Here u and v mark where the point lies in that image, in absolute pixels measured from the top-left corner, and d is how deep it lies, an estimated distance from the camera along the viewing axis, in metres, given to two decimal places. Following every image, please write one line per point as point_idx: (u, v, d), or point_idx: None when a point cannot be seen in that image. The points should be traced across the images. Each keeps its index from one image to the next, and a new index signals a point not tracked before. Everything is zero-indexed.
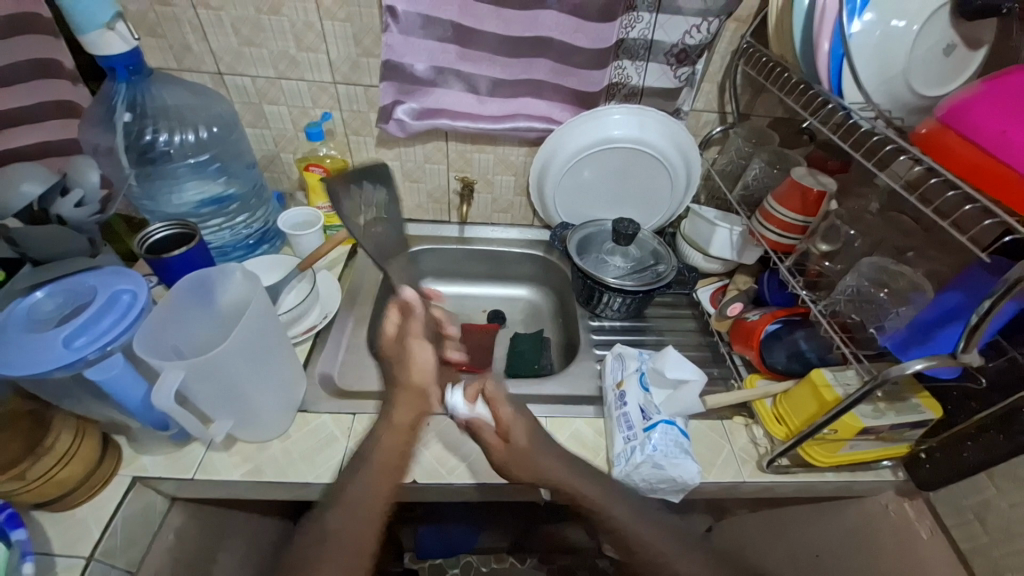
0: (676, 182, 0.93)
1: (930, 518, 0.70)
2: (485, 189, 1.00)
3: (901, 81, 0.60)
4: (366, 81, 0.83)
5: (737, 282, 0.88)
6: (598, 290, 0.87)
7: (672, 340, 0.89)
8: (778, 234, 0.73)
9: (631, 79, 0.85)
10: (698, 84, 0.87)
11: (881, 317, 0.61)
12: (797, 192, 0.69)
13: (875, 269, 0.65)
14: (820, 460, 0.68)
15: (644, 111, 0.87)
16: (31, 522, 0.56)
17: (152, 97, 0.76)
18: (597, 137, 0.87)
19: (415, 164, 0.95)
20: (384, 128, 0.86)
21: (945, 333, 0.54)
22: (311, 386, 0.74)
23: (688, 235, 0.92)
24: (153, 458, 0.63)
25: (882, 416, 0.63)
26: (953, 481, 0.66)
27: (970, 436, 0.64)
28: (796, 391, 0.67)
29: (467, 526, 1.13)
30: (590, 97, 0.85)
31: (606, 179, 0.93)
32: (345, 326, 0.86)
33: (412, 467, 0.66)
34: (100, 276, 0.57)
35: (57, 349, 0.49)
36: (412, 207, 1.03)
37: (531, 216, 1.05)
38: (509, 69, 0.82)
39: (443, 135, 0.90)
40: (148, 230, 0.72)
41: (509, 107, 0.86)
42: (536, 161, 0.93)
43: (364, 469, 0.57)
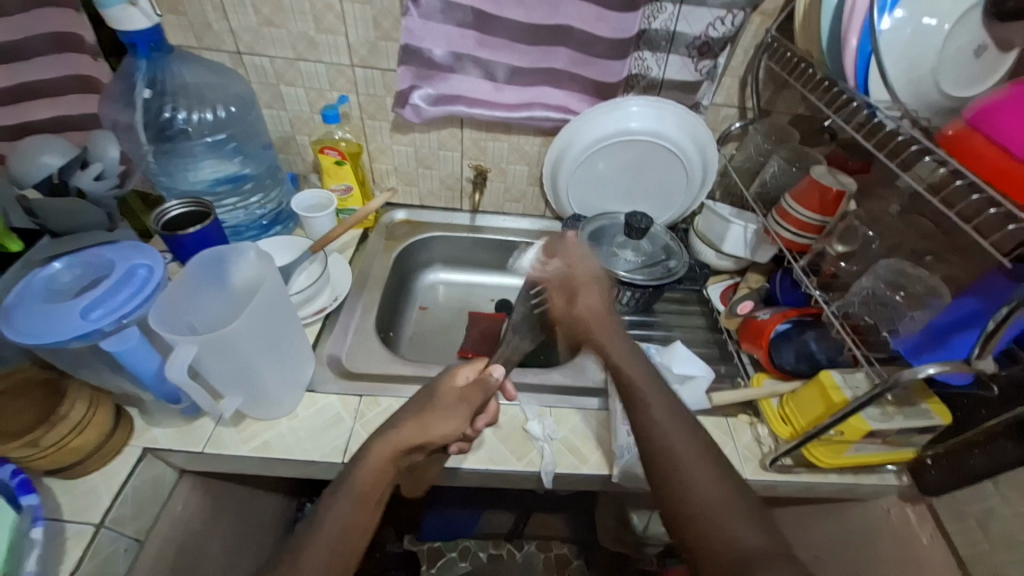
0: (691, 177, 0.92)
1: (930, 523, 0.69)
2: (497, 178, 1.00)
3: (928, 81, 0.58)
4: (384, 65, 0.83)
5: (749, 281, 0.87)
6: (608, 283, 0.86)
7: (679, 336, 0.89)
8: (793, 233, 0.72)
9: (650, 71, 0.83)
10: (719, 78, 0.85)
11: (894, 320, 0.61)
12: (815, 191, 0.68)
13: (892, 272, 0.64)
14: (823, 460, 0.67)
15: (662, 104, 0.85)
16: (45, 487, 0.58)
17: (172, 74, 0.77)
18: (613, 129, 0.86)
19: (429, 151, 0.95)
20: (400, 113, 0.86)
21: (960, 339, 0.54)
22: (320, 367, 0.74)
23: (700, 231, 0.92)
24: (164, 431, 0.64)
25: (890, 420, 0.63)
26: (959, 487, 0.66)
27: (979, 443, 0.63)
28: (804, 392, 0.67)
29: (468, 510, 1.15)
30: (608, 89, 0.84)
31: (620, 171, 0.92)
32: (355, 309, 0.86)
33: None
34: (118, 250, 0.58)
35: (74, 319, 0.50)
36: (424, 194, 1.03)
37: (543, 206, 1.05)
38: (527, 57, 0.81)
39: (458, 122, 0.90)
40: (165, 206, 0.73)
41: (525, 96, 0.86)
42: (550, 152, 0.93)
43: None
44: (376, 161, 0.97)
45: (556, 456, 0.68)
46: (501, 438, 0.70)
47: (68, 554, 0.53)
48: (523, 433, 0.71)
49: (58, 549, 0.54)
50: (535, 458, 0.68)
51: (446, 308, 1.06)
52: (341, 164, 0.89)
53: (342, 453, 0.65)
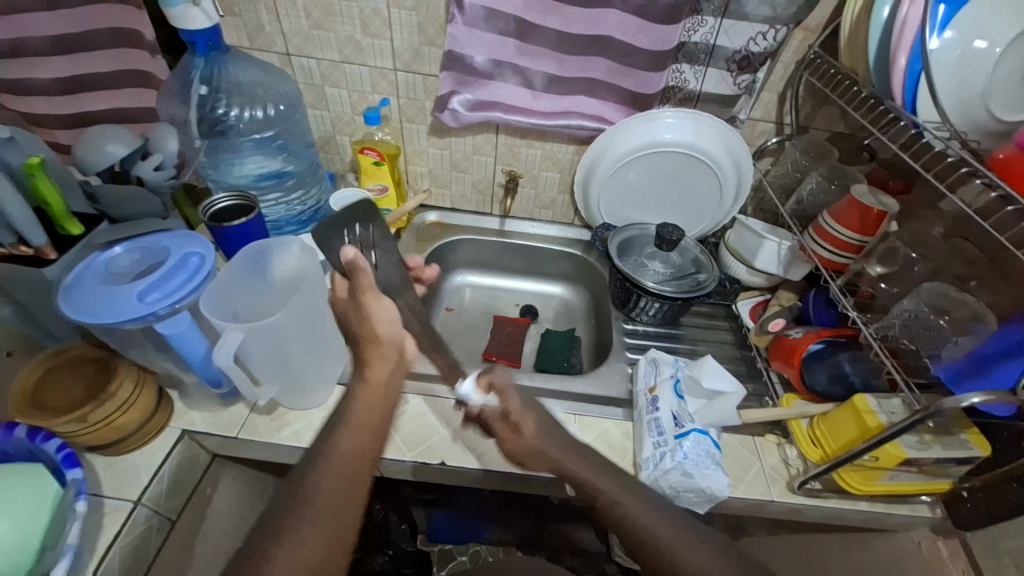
0: (725, 190, 0.91)
1: (963, 560, 0.66)
2: (529, 184, 1.01)
3: (979, 104, 0.57)
4: (425, 70, 0.85)
5: (780, 298, 0.85)
6: (635, 293, 0.86)
7: (705, 351, 0.88)
8: (830, 252, 0.71)
9: (688, 83, 0.84)
10: (758, 93, 0.85)
11: (937, 346, 0.58)
12: (856, 210, 0.68)
13: (936, 295, 0.61)
14: (855, 487, 0.65)
15: (699, 117, 0.85)
16: (87, 462, 0.60)
17: (227, 73, 0.80)
18: (648, 140, 0.86)
19: (463, 155, 0.97)
20: (438, 117, 0.88)
21: (1006, 369, 0.52)
22: (350, 362, 0.76)
23: (732, 245, 0.91)
24: (201, 414, 0.67)
25: (927, 448, 0.61)
26: (995, 522, 0.63)
27: (1018, 478, 0.61)
28: (837, 415, 0.66)
29: (480, 514, 1.14)
30: (644, 100, 0.84)
31: (652, 182, 0.92)
32: (384, 308, 0.88)
33: (441, 448, 0.68)
34: (172, 238, 0.61)
35: (131, 301, 0.52)
36: (455, 197, 1.05)
37: (572, 214, 1.05)
38: (565, 66, 0.82)
39: (494, 128, 0.91)
40: (213, 199, 0.76)
41: (562, 104, 0.86)
42: (583, 161, 0.93)
43: (373, 433, 0.55)
44: (412, 163, 0.99)
45: None
46: None
47: (106, 528, 0.56)
48: None
49: (97, 524, 0.56)
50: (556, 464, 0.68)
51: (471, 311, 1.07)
52: (379, 165, 0.92)
53: None
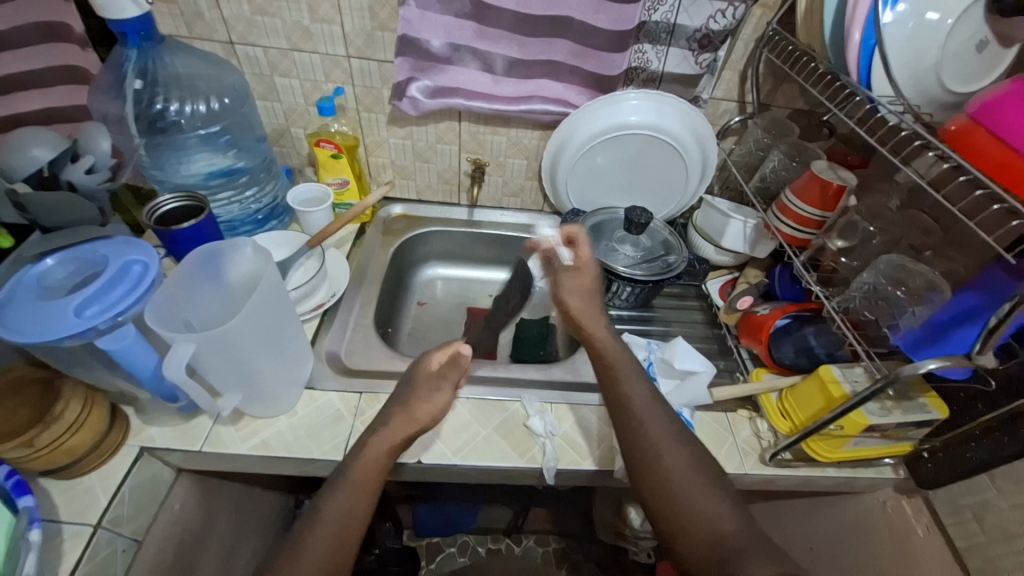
0: (691, 170, 0.91)
1: (926, 516, 0.70)
2: (496, 172, 0.99)
3: (932, 76, 0.58)
4: (380, 56, 0.82)
5: (747, 276, 0.88)
6: (607, 278, 0.87)
7: (678, 331, 0.89)
8: (793, 228, 0.72)
9: (650, 64, 0.83)
10: (719, 71, 0.85)
11: (896, 315, 0.60)
12: (817, 185, 0.68)
13: (893, 267, 0.63)
14: (824, 455, 0.68)
15: (662, 97, 0.85)
16: (39, 489, 0.57)
17: (164, 65, 0.75)
18: (613, 123, 0.85)
19: (426, 144, 0.94)
20: (397, 105, 0.85)
21: (960, 334, 0.54)
22: (318, 364, 0.73)
23: (699, 225, 0.91)
24: (161, 429, 0.64)
25: (889, 414, 0.63)
26: (954, 480, 0.66)
27: (975, 436, 0.64)
28: (803, 387, 0.67)
29: (466, 505, 1.14)
30: (608, 82, 0.83)
31: (618, 165, 0.92)
32: (353, 304, 0.85)
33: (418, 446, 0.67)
34: (111, 246, 0.57)
35: (68, 317, 0.49)
36: (421, 188, 1.02)
37: (542, 201, 1.04)
38: (526, 49, 0.80)
39: (457, 115, 0.89)
40: (157, 201, 0.71)
41: (524, 88, 0.84)
42: (549, 146, 0.92)
43: None
44: (373, 155, 0.95)
45: (556, 452, 0.68)
46: (504, 434, 0.70)
47: (66, 555, 0.52)
48: (525, 428, 0.71)
49: (55, 551, 0.52)
50: (538, 455, 0.68)
51: (444, 303, 1.05)
52: (337, 157, 0.88)
53: (341, 450, 0.64)
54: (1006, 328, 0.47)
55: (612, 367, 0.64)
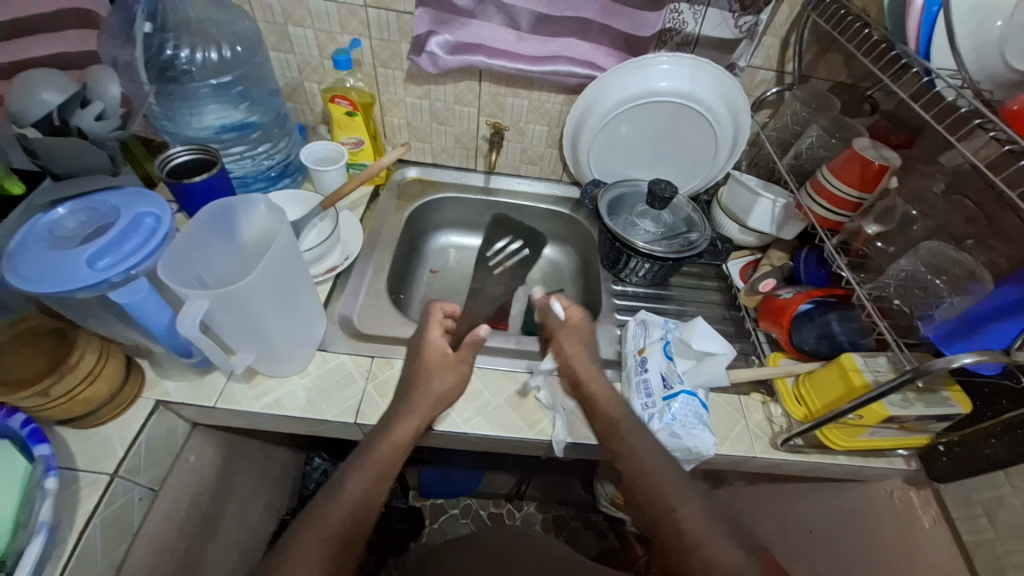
0: (721, 144, 0.87)
1: (934, 509, 0.70)
2: (515, 138, 0.95)
3: (994, 52, 0.53)
4: (399, 6, 0.77)
5: (770, 257, 0.85)
6: (625, 253, 0.85)
7: (693, 311, 0.88)
8: (826, 210, 0.68)
9: (686, 26, 0.78)
10: (759, 37, 0.79)
11: (931, 305, 0.58)
12: (857, 164, 0.64)
13: (935, 255, 0.60)
14: (838, 443, 0.67)
15: (697, 63, 0.80)
16: (57, 437, 0.58)
17: (173, 7, 0.72)
18: (642, 89, 0.81)
19: (444, 105, 0.90)
20: (415, 61, 0.81)
21: (998, 328, 0.51)
22: (330, 328, 0.73)
23: (725, 203, 0.88)
24: (175, 384, 0.64)
25: (910, 406, 0.61)
26: (968, 476, 0.65)
27: (996, 433, 0.62)
28: (822, 373, 0.66)
29: (470, 471, 1.16)
30: (639, 44, 0.79)
31: (643, 135, 0.87)
32: (366, 268, 0.84)
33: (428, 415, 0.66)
34: (122, 197, 0.55)
35: (82, 267, 0.48)
36: (437, 151, 0.99)
37: (561, 170, 1.01)
38: (554, 4, 0.76)
39: (477, 74, 0.85)
40: (170, 152, 0.70)
41: (550, 48, 0.80)
42: (573, 112, 0.88)
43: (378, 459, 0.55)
44: (388, 114, 0.92)
45: (566, 426, 0.68)
46: (514, 406, 0.69)
47: (83, 502, 0.53)
48: (536, 401, 0.70)
49: (73, 498, 0.53)
50: (547, 428, 0.68)
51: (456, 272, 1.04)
52: (352, 115, 0.85)
53: (353, 413, 0.64)
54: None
55: (614, 413, 0.62)
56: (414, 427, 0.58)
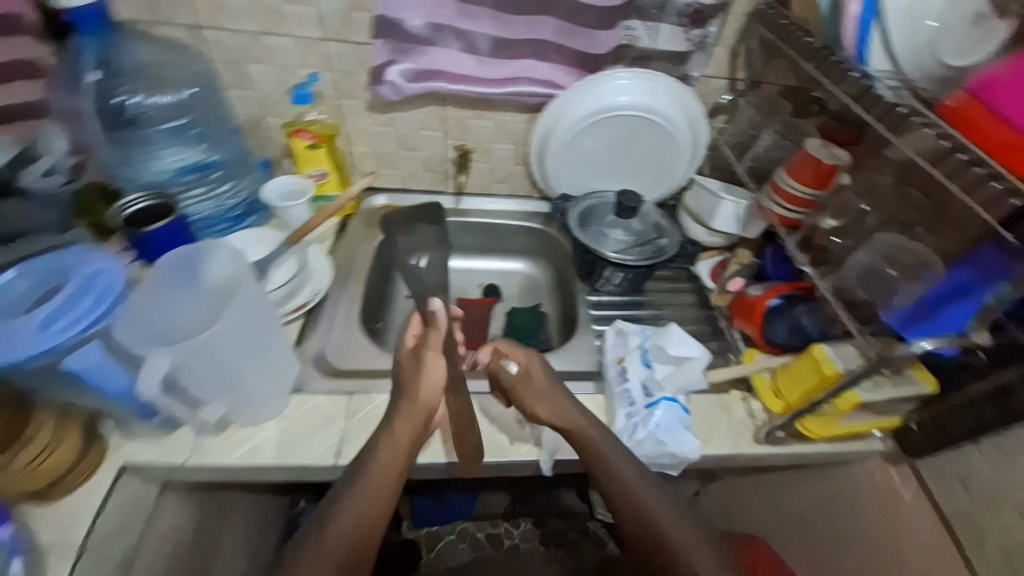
0: (682, 152, 0.90)
1: (913, 484, 0.73)
2: (482, 158, 0.96)
3: (927, 53, 0.56)
4: (357, 38, 0.77)
5: (739, 256, 0.86)
6: (599, 264, 0.87)
7: (669, 315, 0.89)
8: (785, 209, 0.71)
9: (640, 41, 0.80)
10: (710, 48, 0.82)
11: (890, 294, 0.61)
12: (810, 165, 0.67)
13: (887, 246, 0.63)
14: (815, 432, 0.69)
15: (653, 77, 0.83)
16: (19, 511, 0.54)
17: (126, 54, 0.72)
18: (601, 105, 0.83)
19: (410, 131, 0.90)
20: (377, 91, 0.81)
21: (954, 311, 0.53)
22: (305, 367, 0.71)
23: (690, 207, 0.91)
24: (142, 444, 0.61)
25: (881, 389, 0.64)
26: (939, 450, 0.68)
27: (961, 408, 0.64)
28: (796, 366, 0.68)
29: (464, 494, 1.15)
30: (597, 60, 0.81)
31: (607, 148, 0.90)
32: (340, 300, 0.83)
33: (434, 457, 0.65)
34: (70, 255, 0.53)
35: (30, 337, 0.46)
36: (406, 176, 0.98)
37: (530, 186, 1.02)
38: (511, 27, 0.77)
39: (441, 98, 0.85)
40: (125, 200, 0.67)
41: (510, 70, 0.81)
42: (537, 130, 0.89)
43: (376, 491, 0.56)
44: (354, 143, 0.91)
45: (553, 442, 0.68)
46: (502, 427, 0.69)
47: None
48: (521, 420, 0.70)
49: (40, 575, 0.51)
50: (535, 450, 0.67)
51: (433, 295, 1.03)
52: (314, 148, 0.85)
53: (335, 454, 0.63)
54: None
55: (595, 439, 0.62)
56: (402, 457, 0.58)
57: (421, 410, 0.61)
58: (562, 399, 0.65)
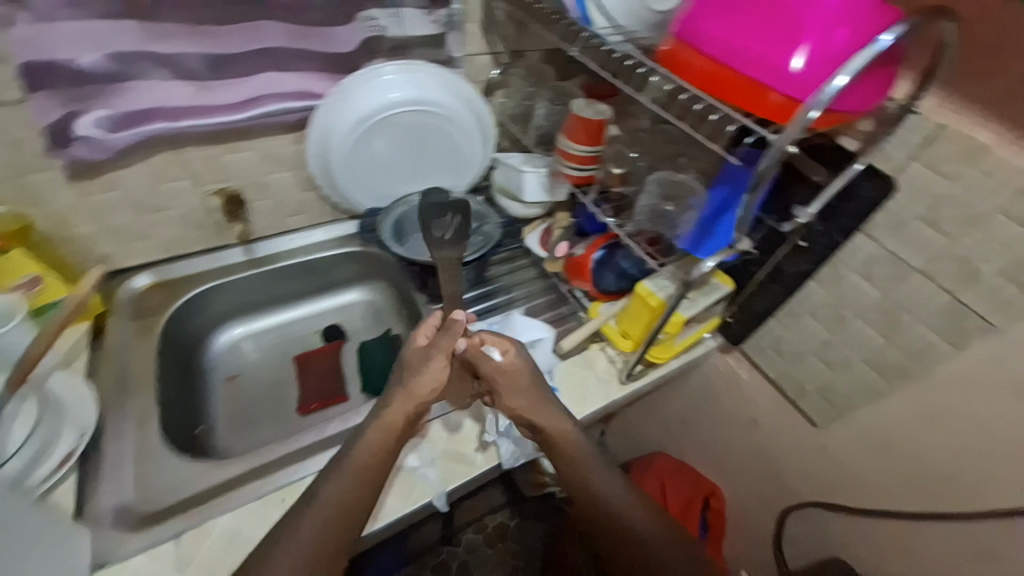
0: (471, 135, 0.87)
1: (746, 364, 0.86)
2: (259, 196, 0.86)
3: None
4: (9, 96, 0.59)
5: (559, 220, 0.89)
6: (430, 271, 0.85)
7: (520, 296, 0.89)
8: (577, 170, 0.73)
9: (387, 31, 0.74)
10: (461, 26, 0.80)
11: (673, 225, 0.65)
12: (581, 124, 0.70)
13: (663, 183, 0.67)
14: (659, 357, 0.76)
15: (412, 67, 0.78)
16: None
17: None
18: (363, 112, 0.77)
19: (146, 189, 0.76)
20: (71, 153, 0.64)
21: (724, 224, 0.59)
22: (99, 535, 0.60)
23: (501, 185, 0.90)
24: None
25: (695, 303, 0.71)
26: (753, 330, 0.79)
27: (757, 293, 0.75)
28: (631, 308, 0.73)
29: (392, 543, 1.07)
30: (346, 60, 0.74)
31: (395, 152, 0.84)
32: (121, 424, 0.70)
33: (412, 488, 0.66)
34: None
35: None
36: (167, 243, 0.85)
37: (331, 209, 0.95)
38: (224, 42, 0.64)
39: (171, 142, 0.72)
40: None
41: (246, 90, 0.69)
42: (310, 151, 0.80)
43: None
44: (71, 225, 0.74)
45: (438, 478, 0.67)
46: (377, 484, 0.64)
47: None
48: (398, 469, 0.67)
49: None
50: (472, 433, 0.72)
51: (258, 368, 0.93)
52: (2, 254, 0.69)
53: None
54: (762, 186, 0.47)
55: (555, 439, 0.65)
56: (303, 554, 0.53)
57: (415, 403, 0.64)
58: (528, 405, 0.66)
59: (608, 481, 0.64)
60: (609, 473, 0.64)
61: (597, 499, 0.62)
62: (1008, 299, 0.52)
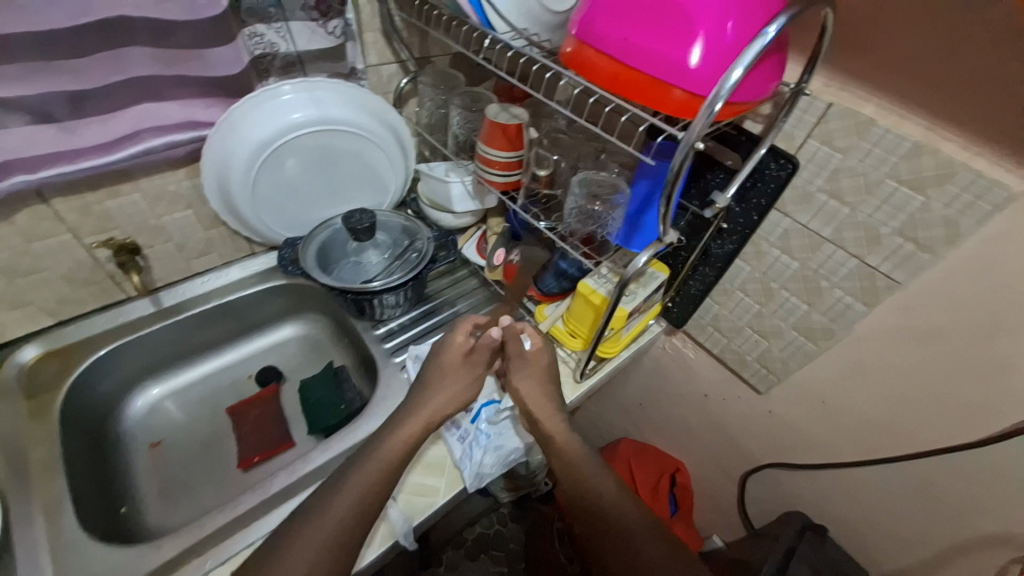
0: (388, 149, 0.83)
1: (691, 343, 0.89)
2: (158, 240, 0.77)
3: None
4: None
5: (492, 227, 0.88)
6: (365, 299, 0.77)
7: (464, 307, 0.87)
8: (502, 176, 0.71)
9: (278, 47, 0.68)
10: (359, 36, 0.76)
11: (604, 223, 0.66)
12: (498, 130, 0.68)
13: (586, 182, 0.65)
14: (608, 352, 0.78)
15: (310, 84, 0.72)
16: None
17: None
18: (262, 139, 0.70)
19: (15, 252, 0.65)
20: None
21: (649, 218, 0.61)
22: None
23: (429, 198, 0.86)
24: None
25: (635, 296, 0.70)
26: (693, 311, 0.82)
27: (691, 275, 0.77)
28: (576, 307, 0.73)
29: None
30: (235, 82, 0.67)
31: (306, 177, 0.78)
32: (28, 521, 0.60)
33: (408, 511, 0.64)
34: None
35: None
36: (52, 307, 0.75)
37: (245, 244, 0.88)
38: (85, 75, 0.56)
39: (35, 196, 0.62)
40: None
41: (119, 125, 0.62)
42: (208, 187, 0.73)
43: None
44: None
45: (405, 511, 0.64)
46: None
47: None
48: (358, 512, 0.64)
49: None
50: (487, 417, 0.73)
51: (181, 429, 0.84)
52: None
53: None
54: (679, 182, 0.47)
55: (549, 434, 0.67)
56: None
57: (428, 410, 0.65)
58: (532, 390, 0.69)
59: (590, 477, 0.64)
60: (596, 468, 0.65)
61: (587, 493, 0.63)
62: (907, 256, 0.55)
